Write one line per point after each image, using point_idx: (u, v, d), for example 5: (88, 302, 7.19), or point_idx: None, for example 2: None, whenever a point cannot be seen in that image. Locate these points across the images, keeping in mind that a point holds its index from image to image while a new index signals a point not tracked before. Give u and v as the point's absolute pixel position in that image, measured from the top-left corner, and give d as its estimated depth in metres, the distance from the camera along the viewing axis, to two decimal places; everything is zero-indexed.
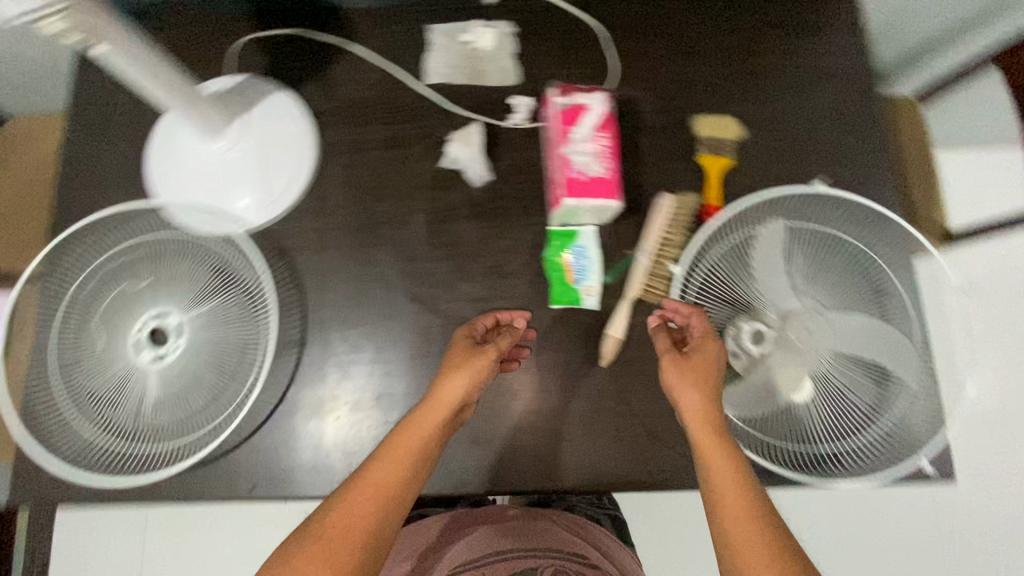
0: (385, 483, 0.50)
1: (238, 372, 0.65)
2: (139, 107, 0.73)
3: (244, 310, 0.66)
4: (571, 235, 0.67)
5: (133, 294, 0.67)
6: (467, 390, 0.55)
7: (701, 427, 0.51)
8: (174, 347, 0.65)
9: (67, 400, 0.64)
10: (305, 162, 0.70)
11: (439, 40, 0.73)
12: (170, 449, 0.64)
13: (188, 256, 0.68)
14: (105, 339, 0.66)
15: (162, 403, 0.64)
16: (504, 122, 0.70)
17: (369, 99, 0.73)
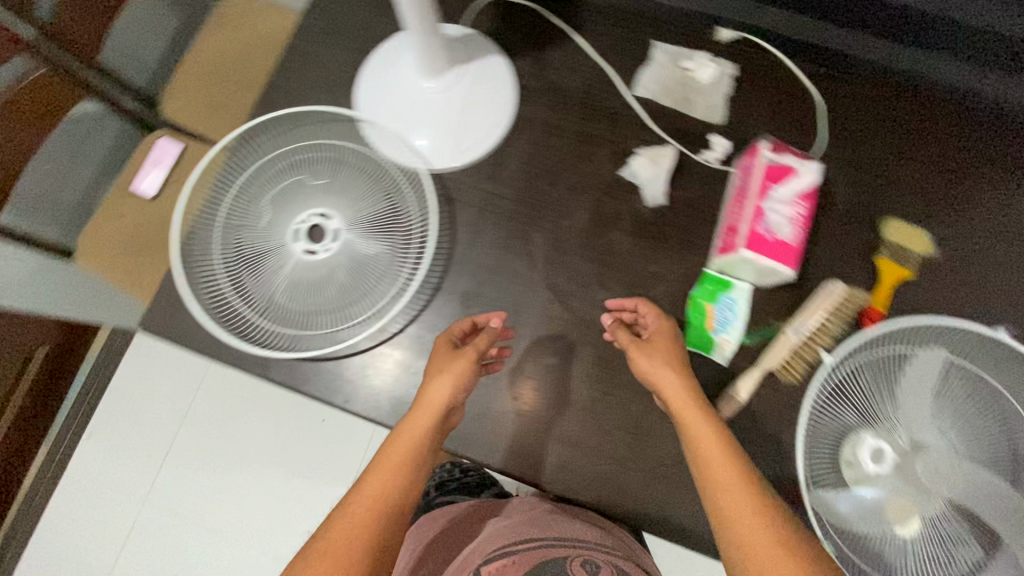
0: (378, 487, 0.54)
1: (373, 293, 0.68)
2: (367, 25, 0.77)
3: (399, 241, 0.70)
4: (725, 285, 0.66)
5: (307, 188, 0.72)
6: (449, 390, 0.59)
7: (686, 412, 0.56)
8: (326, 248, 0.69)
9: (221, 257, 0.69)
10: (500, 126, 0.72)
11: (659, 59, 0.74)
12: (290, 336, 0.68)
13: (368, 174, 0.72)
14: (271, 218, 0.71)
15: (299, 293, 0.69)
16: (697, 155, 0.70)
17: (575, 90, 0.74)
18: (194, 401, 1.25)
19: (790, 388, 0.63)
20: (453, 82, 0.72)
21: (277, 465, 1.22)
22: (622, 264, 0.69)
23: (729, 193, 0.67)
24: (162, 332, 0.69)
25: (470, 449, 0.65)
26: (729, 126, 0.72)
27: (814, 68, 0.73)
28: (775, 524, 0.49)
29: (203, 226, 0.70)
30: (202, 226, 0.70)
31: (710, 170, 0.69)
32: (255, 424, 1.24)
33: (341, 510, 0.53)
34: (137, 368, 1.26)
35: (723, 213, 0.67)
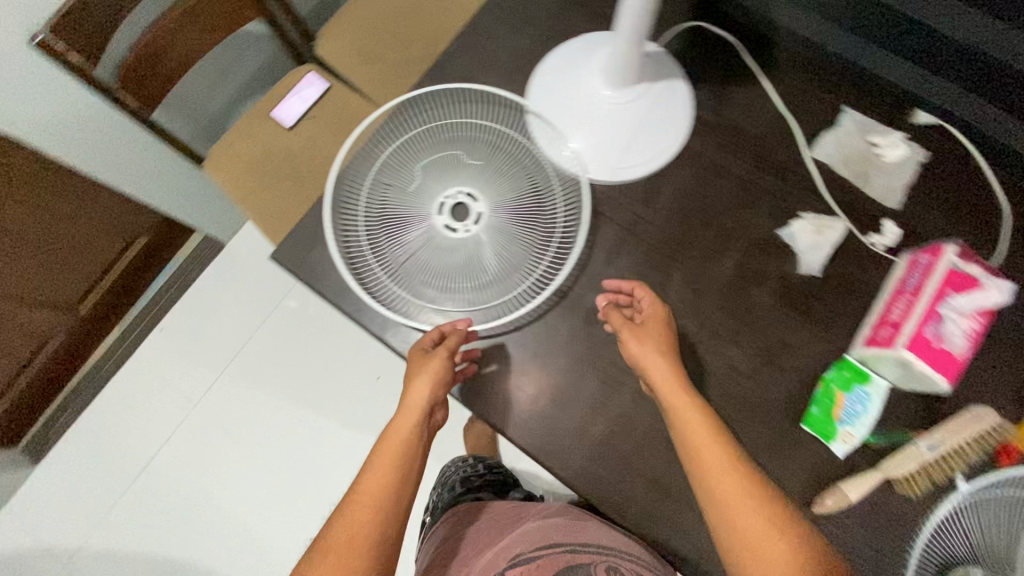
0: (376, 484, 0.56)
1: (502, 285, 0.68)
2: (556, 17, 0.76)
3: (539, 242, 0.69)
4: (863, 376, 0.63)
5: (460, 165, 0.71)
6: (428, 392, 0.61)
7: (678, 397, 0.57)
8: (466, 230, 0.69)
9: (365, 211, 0.70)
10: (667, 151, 0.70)
11: (847, 125, 0.71)
12: (411, 305, 0.68)
13: (525, 166, 0.71)
14: (420, 185, 0.71)
15: (430, 267, 0.69)
16: (863, 236, 0.67)
17: (750, 134, 0.71)
18: (262, 324, 1.29)
19: (904, 500, 0.60)
20: (633, 96, 0.70)
21: (324, 406, 1.25)
22: (757, 325, 0.66)
23: (891, 284, 0.64)
24: (291, 266, 0.70)
25: (559, 465, 0.64)
26: (905, 212, 0.68)
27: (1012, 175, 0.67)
28: (764, 512, 0.51)
29: (354, 176, 0.71)
30: (353, 176, 0.71)
31: (871, 253, 0.66)
32: (314, 362, 1.27)
33: (342, 511, 0.55)
34: (217, 278, 1.30)
35: (881, 303, 0.63)
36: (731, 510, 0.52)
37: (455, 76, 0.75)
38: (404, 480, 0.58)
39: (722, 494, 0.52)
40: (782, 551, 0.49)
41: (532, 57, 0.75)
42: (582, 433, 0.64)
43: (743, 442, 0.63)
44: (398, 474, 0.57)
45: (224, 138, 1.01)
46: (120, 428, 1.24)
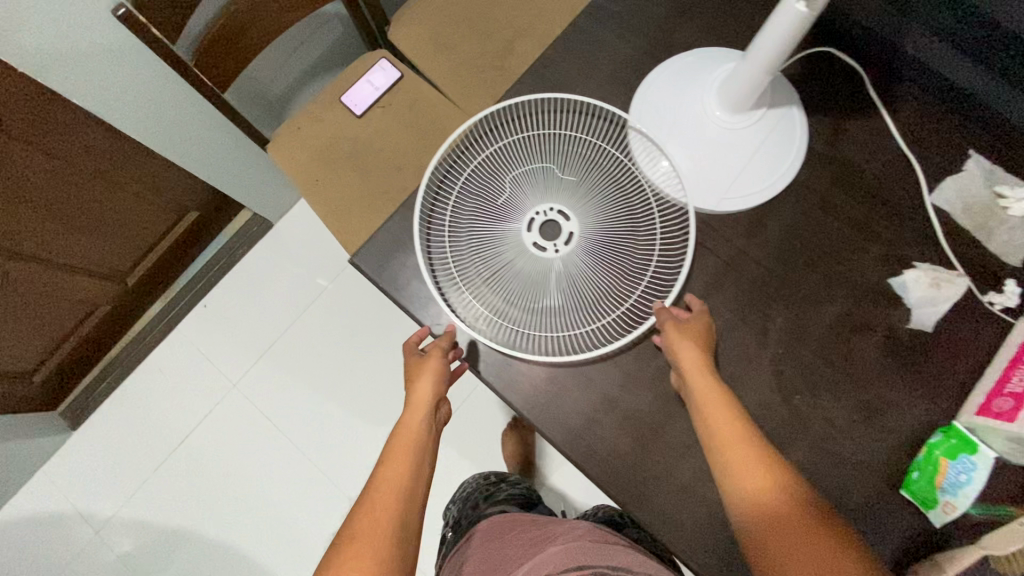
0: (396, 474, 0.55)
1: (589, 313, 0.64)
2: (667, 28, 0.71)
3: (634, 268, 0.65)
4: (970, 445, 0.58)
5: (553, 181, 0.68)
6: (434, 385, 0.63)
7: (695, 380, 0.57)
8: (555, 251, 0.65)
9: (451, 223, 0.67)
10: (776, 185, 0.65)
11: (974, 171, 0.66)
12: (494, 322, 0.65)
13: (624, 185, 0.66)
14: (509, 199, 0.68)
15: (515, 283, 0.65)
16: (981, 295, 0.63)
17: (864, 172, 0.67)
18: (307, 308, 1.27)
19: None
20: (747, 123, 0.65)
21: (364, 396, 1.24)
22: (857, 377, 0.63)
23: (1009, 350, 0.60)
24: (372, 272, 0.69)
25: (638, 505, 0.61)
26: None
27: None
28: (790, 495, 0.49)
29: (442, 185, 0.69)
30: (442, 186, 0.69)
31: (987, 313, 0.63)
32: (356, 351, 1.26)
33: (363, 503, 0.53)
34: (264, 257, 1.28)
35: (996, 369, 0.59)
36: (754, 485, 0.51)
37: (551, 85, 0.72)
38: (420, 467, 0.57)
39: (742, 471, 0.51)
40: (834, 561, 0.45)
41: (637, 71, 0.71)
42: (665, 475, 0.62)
43: (832, 499, 0.61)
44: (416, 461, 0.57)
45: (290, 122, 0.98)
46: (160, 400, 1.24)
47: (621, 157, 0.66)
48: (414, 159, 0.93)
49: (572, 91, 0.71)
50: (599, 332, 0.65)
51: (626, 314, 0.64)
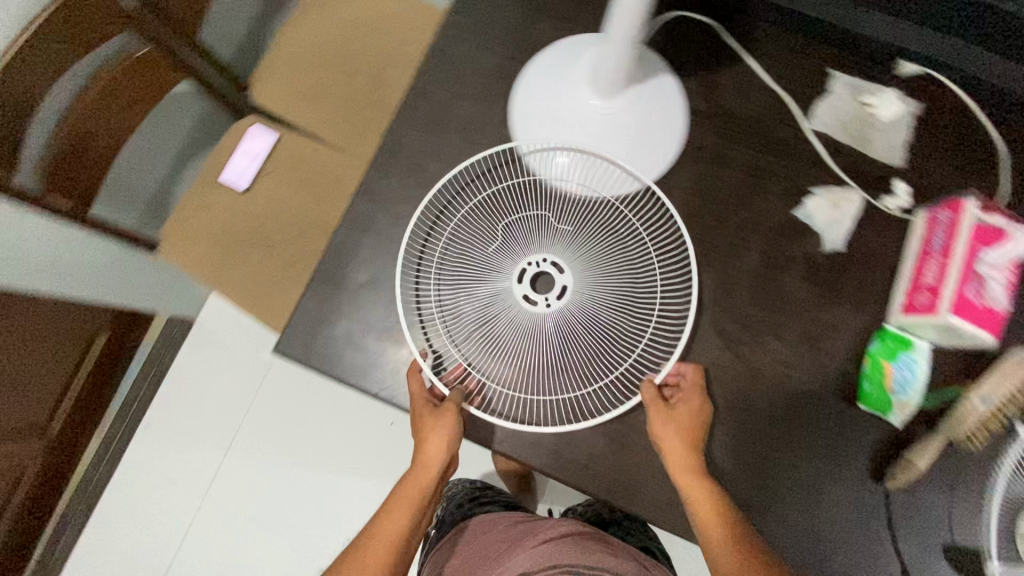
0: (395, 527, 0.60)
1: (592, 372, 0.62)
2: (525, 28, 0.70)
3: (632, 319, 0.63)
4: (907, 344, 0.62)
5: (544, 231, 0.64)
6: (447, 452, 0.60)
7: (675, 454, 0.58)
8: (547, 305, 0.62)
9: (437, 275, 0.65)
10: (669, 155, 0.66)
11: (839, 91, 0.70)
12: (486, 385, 0.63)
13: (618, 229, 0.64)
14: (497, 255, 0.64)
15: (506, 347, 0.62)
16: (877, 201, 0.67)
17: (746, 119, 0.69)
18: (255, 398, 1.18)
19: (969, 454, 0.61)
20: (627, 102, 0.66)
21: None
22: (794, 313, 0.65)
23: (914, 246, 0.64)
24: (301, 357, 0.64)
25: (632, 500, 0.62)
26: (910, 170, 0.68)
27: (1004, 114, 0.68)
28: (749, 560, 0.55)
29: (423, 229, 0.66)
30: (426, 228, 0.66)
31: (888, 218, 0.66)
32: (316, 426, 1.17)
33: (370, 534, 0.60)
34: (195, 358, 1.20)
35: (908, 267, 0.64)
36: (712, 541, 0.55)
37: (429, 113, 0.69)
38: (415, 525, 0.61)
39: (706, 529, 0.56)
40: None
41: (509, 77, 0.70)
42: (650, 464, 0.62)
43: (804, 432, 0.63)
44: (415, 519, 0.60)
45: (175, 216, 0.92)
46: (128, 540, 1.14)
47: (614, 202, 0.64)
48: (317, 219, 0.91)
49: (452, 115, 0.69)
50: (602, 392, 0.63)
51: (631, 369, 0.63)
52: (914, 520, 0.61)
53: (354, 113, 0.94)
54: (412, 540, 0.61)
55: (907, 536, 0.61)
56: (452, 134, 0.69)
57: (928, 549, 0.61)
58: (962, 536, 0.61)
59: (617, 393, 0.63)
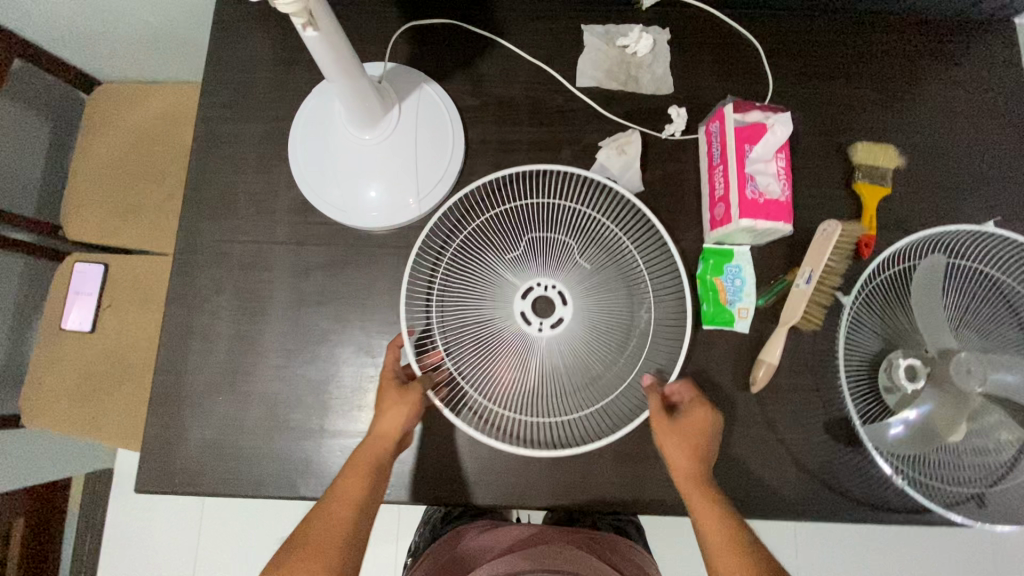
0: (349, 500, 0.53)
1: (583, 402, 0.61)
2: (279, 86, 0.70)
3: (625, 340, 0.62)
4: (726, 254, 0.65)
5: (546, 258, 0.64)
6: (406, 418, 0.56)
7: (681, 466, 0.55)
8: (541, 330, 0.61)
9: (442, 288, 0.63)
10: (454, 162, 0.67)
11: (592, 42, 0.71)
12: (490, 411, 0.61)
13: (614, 259, 0.63)
14: (504, 283, 0.63)
15: (506, 377, 0.61)
16: (659, 133, 0.69)
17: (517, 98, 0.71)
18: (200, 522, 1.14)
19: (815, 333, 0.64)
20: (393, 123, 0.65)
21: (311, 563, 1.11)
22: None
23: (703, 163, 0.67)
24: (165, 486, 0.61)
25: (532, 496, 0.62)
26: (679, 93, 0.70)
27: (743, 14, 0.72)
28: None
29: (435, 236, 0.65)
30: (435, 229, 0.65)
31: (674, 144, 0.69)
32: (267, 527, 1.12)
33: (319, 512, 0.53)
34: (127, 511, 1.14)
35: (704, 183, 0.66)
36: (717, 548, 0.51)
37: (213, 199, 0.68)
38: (373, 498, 0.54)
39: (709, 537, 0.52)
40: None
41: (280, 138, 0.69)
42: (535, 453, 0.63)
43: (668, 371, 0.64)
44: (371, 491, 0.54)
45: (30, 380, 0.88)
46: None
47: (613, 229, 0.63)
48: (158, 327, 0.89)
49: (238, 192, 0.68)
50: (582, 425, 0.61)
51: (613, 405, 0.61)
52: (789, 413, 0.63)
53: (165, 209, 0.93)
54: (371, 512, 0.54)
55: (791, 428, 0.63)
56: (244, 210, 0.67)
57: (811, 434, 0.63)
58: (835, 409, 0.64)
59: (593, 425, 0.61)
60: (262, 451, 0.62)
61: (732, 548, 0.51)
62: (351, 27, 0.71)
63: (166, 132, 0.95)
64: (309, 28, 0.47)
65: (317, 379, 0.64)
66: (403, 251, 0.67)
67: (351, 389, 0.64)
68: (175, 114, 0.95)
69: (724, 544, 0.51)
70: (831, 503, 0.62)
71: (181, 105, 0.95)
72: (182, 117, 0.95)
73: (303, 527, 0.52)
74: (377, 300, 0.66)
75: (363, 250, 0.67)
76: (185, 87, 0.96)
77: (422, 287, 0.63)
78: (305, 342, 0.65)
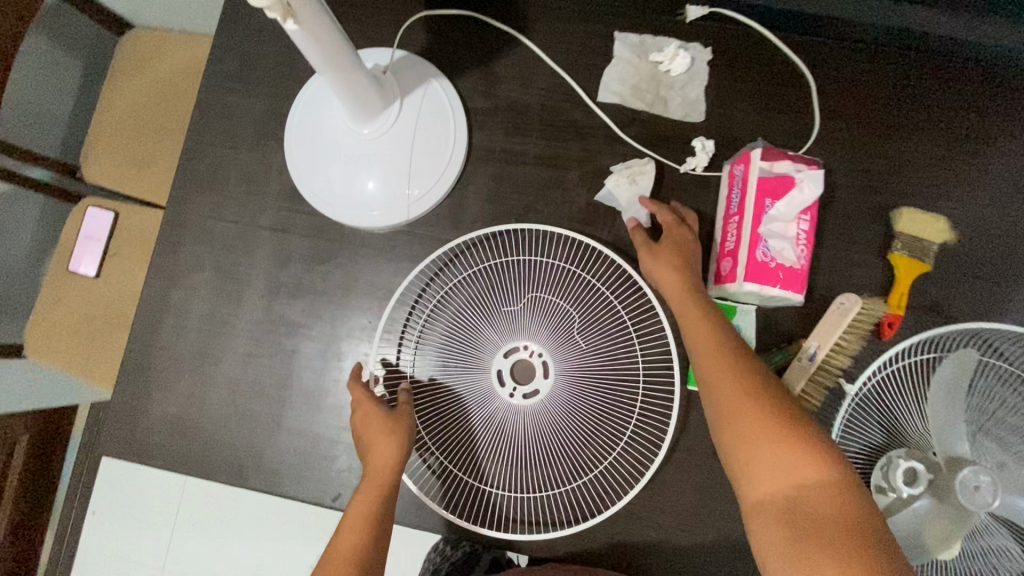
0: (348, 551, 0.48)
1: (548, 482, 0.58)
2: (286, 62, 0.67)
3: (604, 417, 0.58)
4: (729, 312, 0.59)
5: (533, 319, 0.59)
6: (396, 451, 0.53)
7: (674, 286, 0.54)
8: (511, 396, 0.57)
9: (424, 346, 0.61)
10: (451, 168, 0.63)
11: (623, 53, 0.65)
12: (466, 483, 0.59)
13: (605, 329, 0.59)
14: (487, 343, 0.59)
15: (484, 449, 0.58)
16: (679, 165, 0.63)
17: (532, 107, 0.65)
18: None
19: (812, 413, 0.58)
20: (391, 119, 0.60)
21: None
22: None
23: (721, 207, 0.60)
24: (125, 454, 0.62)
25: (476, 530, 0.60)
26: (710, 123, 0.63)
27: (799, 42, 0.64)
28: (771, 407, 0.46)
29: (430, 279, 0.63)
30: (428, 271, 0.63)
31: (694, 180, 0.62)
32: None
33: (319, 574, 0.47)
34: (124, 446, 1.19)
35: (718, 231, 0.60)
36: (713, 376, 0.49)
37: (206, 172, 0.66)
38: (379, 540, 0.49)
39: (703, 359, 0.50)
40: (816, 482, 0.42)
41: (279, 118, 0.66)
42: None
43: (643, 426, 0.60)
44: (377, 527, 0.50)
45: (36, 315, 0.91)
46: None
47: (596, 284, 0.60)
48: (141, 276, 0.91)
49: (231, 169, 0.66)
50: (550, 505, 0.58)
51: (587, 487, 0.58)
52: None
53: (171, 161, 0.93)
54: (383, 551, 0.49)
55: None
56: (234, 188, 0.66)
57: None
58: None
59: (560, 505, 0.58)
60: (220, 435, 0.62)
61: (727, 368, 0.49)
62: (367, 8, 0.67)
63: (182, 82, 0.94)
64: (289, 22, 0.43)
65: (280, 372, 0.63)
66: (388, 255, 0.64)
67: (313, 388, 0.63)
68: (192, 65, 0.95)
69: (718, 356, 0.49)
70: None
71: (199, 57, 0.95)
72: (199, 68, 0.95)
73: None
74: (353, 301, 0.64)
75: (346, 247, 0.65)
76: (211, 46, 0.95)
77: (408, 332, 0.62)
78: (275, 332, 0.64)
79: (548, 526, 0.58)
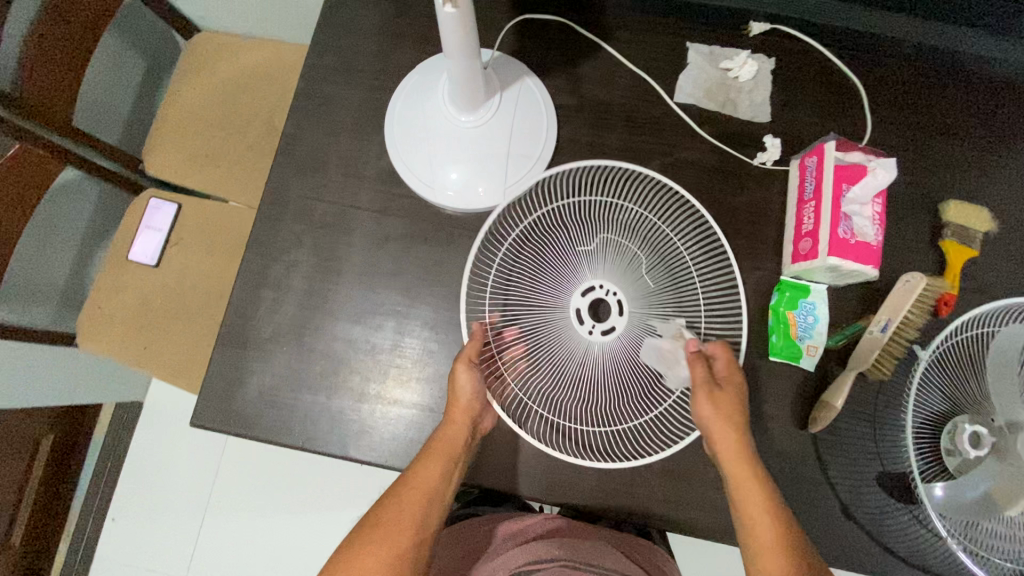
0: (423, 486, 0.55)
1: (619, 416, 0.59)
2: (385, 55, 0.71)
3: None
4: (804, 289, 0.65)
5: (607, 257, 0.61)
6: (472, 389, 0.57)
7: (721, 438, 0.55)
8: (590, 333, 0.59)
9: (497, 280, 0.62)
10: (543, 156, 0.67)
11: (697, 61, 0.72)
12: (538, 414, 0.61)
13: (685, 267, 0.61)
14: (562, 280, 0.61)
15: (558, 382, 0.59)
16: (750, 160, 0.69)
17: (614, 105, 0.71)
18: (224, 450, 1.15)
19: (880, 384, 0.64)
20: (492, 110, 0.65)
21: (316, 538, 1.11)
22: None
23: (792, 196, 0.67)
24: (217, 426, 0.63)
25: (572, 496, 0.62)
26: (776, 124, 0.70)
27: (852, 57, 0.71)
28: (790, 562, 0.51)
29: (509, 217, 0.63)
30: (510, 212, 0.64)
31: (764, 173, 0.69)
32: (284, 461, 1.14)
33: (390, 498, 0.55)
34: (165, 419, 1.16)
35: (791, 217, 0.66)
36: (755, 531, 0.53)
37: (306, 155, 0.69)
38: (446, 479, 0.55)
39: (750, 506, 0.54)
40: None
41: (378, 108, 0.70)
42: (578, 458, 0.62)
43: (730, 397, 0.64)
44: (447, 473, 0.56)
45: (86, 307, 0.91)
46: None
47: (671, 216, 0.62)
48: (229, 283, 0.92)
49: (330, 153, 0.69)
50: (620, 439, 0.60)
51: (663, 418, 0.60)
52: (844, 458, 0.63)
53: (241, 159, 0.95)
54: (448, 493, 0.56)
55: (845, 473, 0.62)
56: (333, 172, 0.69)
57: (863, 481, 0.62)
58: (890, 463, 0.63)
59: (631, 439, 0.60)
60: (314, 406, 0.63)
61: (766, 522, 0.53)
62: None
63: (251, 84, 0.96)
64: None
65: (379, 346, 0.65)
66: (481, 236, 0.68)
67: (410, 361, 0.65)
68: (261, 68, 0.97)
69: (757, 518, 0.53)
70: (873, 555, 0.61)
71: (272, 61, 0.97)
72: (273, 74, 0.97)
73: (382, 507, 0.54)
74: (448, 279, 0.67)
75: (441, 227, 0.68)
76: (274, 48, 0.97)
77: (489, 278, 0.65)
78: (372, 308, 0.66)
79: (620, 457, 0.60)
